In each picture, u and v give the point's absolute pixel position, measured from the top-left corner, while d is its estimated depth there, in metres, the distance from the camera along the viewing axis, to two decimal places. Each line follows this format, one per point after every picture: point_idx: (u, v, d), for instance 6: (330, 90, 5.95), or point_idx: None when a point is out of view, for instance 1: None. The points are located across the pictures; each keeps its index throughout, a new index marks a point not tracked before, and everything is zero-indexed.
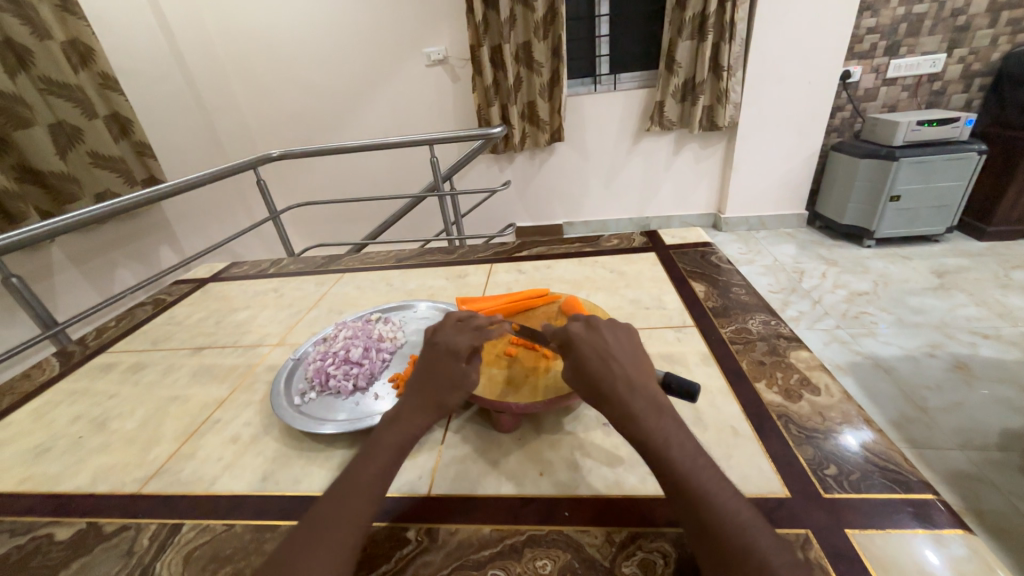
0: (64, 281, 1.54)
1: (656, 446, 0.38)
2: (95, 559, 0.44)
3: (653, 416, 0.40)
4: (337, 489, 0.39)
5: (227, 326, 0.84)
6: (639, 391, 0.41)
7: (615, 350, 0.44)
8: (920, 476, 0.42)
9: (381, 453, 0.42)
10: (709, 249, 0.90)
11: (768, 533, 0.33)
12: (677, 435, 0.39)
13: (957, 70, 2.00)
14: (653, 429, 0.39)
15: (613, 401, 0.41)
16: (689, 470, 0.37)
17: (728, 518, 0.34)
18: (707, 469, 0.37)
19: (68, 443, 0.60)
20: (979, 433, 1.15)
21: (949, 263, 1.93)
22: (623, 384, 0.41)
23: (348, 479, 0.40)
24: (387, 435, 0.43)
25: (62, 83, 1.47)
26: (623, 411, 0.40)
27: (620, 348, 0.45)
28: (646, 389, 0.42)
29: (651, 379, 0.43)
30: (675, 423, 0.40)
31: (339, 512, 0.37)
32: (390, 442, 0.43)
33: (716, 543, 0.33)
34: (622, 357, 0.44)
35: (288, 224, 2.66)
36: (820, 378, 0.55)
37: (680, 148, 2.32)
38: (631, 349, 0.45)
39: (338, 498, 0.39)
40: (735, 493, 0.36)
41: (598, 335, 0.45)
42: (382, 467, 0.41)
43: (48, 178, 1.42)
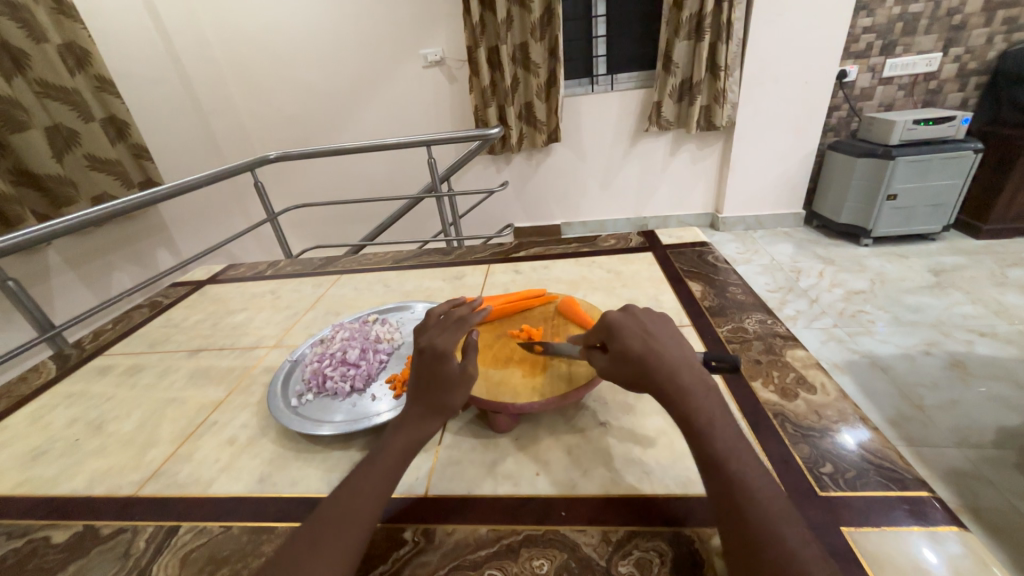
0: (61, 284, 1.53)
1: (699, 422, 0.39)
2: (90, 562, 0.43)
3: (698, 394, 0.40)
4: (343, 492, 0.40)
5: (224, 328, 0.84)
6: (685, 370, 0.42)
7: (659, 335, 0.45)
8: (916, 474, 0.42)
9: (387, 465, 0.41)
10: (706, 248, 0.90)
11: (796, 519, 0.33)
12: (719, 416, 0.39)
13: (953, 69, 2.01)
14: (698, 406, 0.40)
15: (659, 378, 0.42)
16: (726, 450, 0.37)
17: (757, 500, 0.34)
18: (745, 451, 0.37)
19: (65, 446, 0.60)
20: (975, 431, 1.15)
21: (946, 261, 1.93)
22: (668, 365, 0.42)
23: (354, 481, 0.40)
24: (394, 440, 0.43)
25: (58, 86, 1.47)
26: (669, 387, 0.41)
27: (662, 333, 0.46)
28: (693, 370, 0.42)
29: (695, 361, 0.44)
30: (718, 405, 0.40)
31: (345, 514, 0.38)
32: (398, 445, 0.43)
33: (743, 521, 0.33)
34: (667, 342, 0.44)
35: (285, 226, 2.65)
36: (816, 376, 0.56)
37: (677, 148, 2.33)
38: (671, 334, 0.46)
39: (345, 499, 0.39)
40: (771, 478, 0.36)
41: (642, 321, 0.47)
42: (389, 472, 0.41)
43: (45, 180, 1.41)
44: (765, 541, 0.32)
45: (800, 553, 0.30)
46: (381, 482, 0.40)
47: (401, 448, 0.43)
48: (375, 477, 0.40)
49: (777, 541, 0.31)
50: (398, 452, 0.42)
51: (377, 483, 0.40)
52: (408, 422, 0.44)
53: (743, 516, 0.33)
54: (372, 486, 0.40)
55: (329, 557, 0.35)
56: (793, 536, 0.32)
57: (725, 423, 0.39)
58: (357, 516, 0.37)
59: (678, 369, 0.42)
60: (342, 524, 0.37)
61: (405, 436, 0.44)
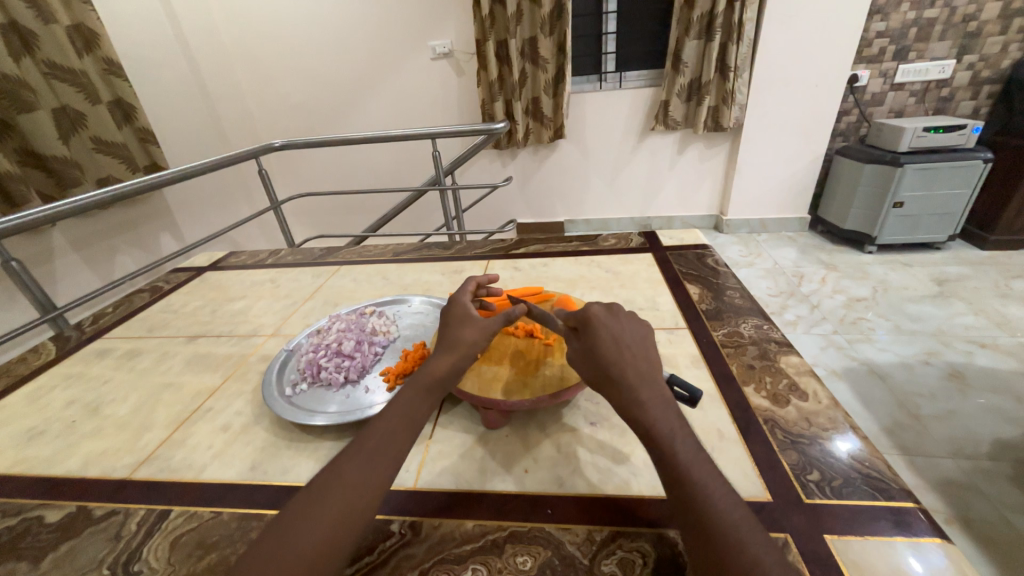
0: (64, 265, 1.54)
1: (659, 434, 0.39)
2: (83, 543, 0.44)
3: (658, 405, 0.40)
4: (369, 431, 0.42)
5: (222, 315, 0.85)
6: (647, 380, 0.42)
7: (632, 337, 0.45)
8: (902, 485, 0.42)
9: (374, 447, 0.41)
10: (706, 251, 0.90)
11: (756, 531, 0.33)
12: (681, 430, 0.39)
13: (966, 76, 1.98)
14: (658, 417, 0.40)
15: (621, 387, 0.42)
16: (688, 462, 0.37)
17: (718, 510, 0.34)
18: (704, 463, 0.37)
19: (62, 427, 0.61)
20: (971, 442, 1.15)
21: (950, 271, 1.92)
22: (634, 370, 0.42)
23: (379, 422, 0.43)
24: (418, 383, 0.46)
25: (66, 67, 1.47)
26: (631, 397, 0.41)
27: (632, 336, 0.45)
28: (653, 381, 0.42)
29: (659, 371, 0.44)
30: (677, 417, 0.40)
31: (371, 451, 0.40)
32: (420, 387, 0.45)
33: (705, 535, 0.33)
34: (636, 345, 0.44)
35: (289, 215, 2.66)
36: (808, 383, 0.56)
37: (684, 148, 2.31)
38: (641, 339, 0.46)
39: (370, 440, 0.41)
40: (732, 494, 0.36)
41: (615, 324, 0.46)
42: (411, 414, 0.44)
43: (51, 162, 1.42)
44: (725, 557, 0.32)
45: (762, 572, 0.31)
46: (405, 424, 0.43)
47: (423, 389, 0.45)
48: (399, 419, 0.43)
49: (735, 555, 0.32)
50: (420, 394, 0.45)
51: (401, 424, 0.43)
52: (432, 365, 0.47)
53: (704, 528, 0.34)
54: (396, 428, 0.42)
55: (356, 489, 0.38)
56: (752, 548, 0.32)
57: (685, 435, 0.39)
58: (381, 454, 0.40)
59: (640, 380, 0.42)
60: (369, 460, 0.40)
61: (427, 379, 0.46)
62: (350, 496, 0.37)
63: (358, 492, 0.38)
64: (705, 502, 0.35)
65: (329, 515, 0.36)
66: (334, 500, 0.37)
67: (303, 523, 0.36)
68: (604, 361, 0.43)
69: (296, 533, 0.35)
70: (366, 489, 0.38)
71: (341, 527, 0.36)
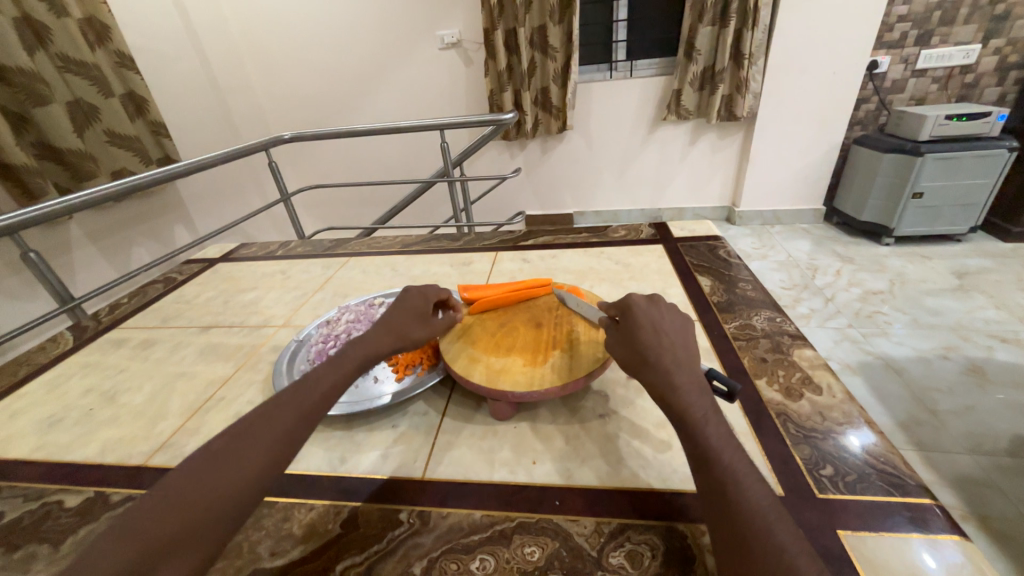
0: (82, 257, 1.58)
1: (692, 418, 0.39)
2: (99, 528, 0.45)
3: (692, 390, 0.40)
4: (286, 394, 0.43)
5: (234, 306, 0.85)
6: (684, 366, 0.42)
7: (669, 325, 0.46)
8: (918, 481, 0.41)
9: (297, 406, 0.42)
10: (718, 243, 0.88)
11: (786, 520, 0.32)
12: (714, 417, 0.39)
13: (992, 62, 1.91)
14: (693, 401, 0.40)
15: (653, 369, 0.43)
16: (718, 446, 0.37)
17: (745, 495, 0.34)
18: (736, 451, 0.37)
19: (80, 414, 0.62)
20: (989, 438, 1.12)
21: (971, 264, 1.87)
22: (668, 355, 0.43)
23: (299, 386, 0.44)
24: (349, 354, 0.48)
25: (79, 61, 1.48)
26: (664, 380, 0.41)
27: (672, 326, 0.46)
28: (691, 367, 0.43)
29: (697, 361, 0.44)
30: (712, 404, 0.40)
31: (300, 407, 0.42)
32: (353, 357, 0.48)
33: (730, 519, 0.33)
34: (673, 332, 0.45)
35: (299, 207, 2.67)
36: (823, 377, 0.54)
37: (696, 138, 2.27)
38: (682, 329, 0.46)
39: (286, 402, 0.42)
40: (762, 482, 0.35)
41: (654, 312, 0.47)
42: (338, 379, 0.45)
43: (67, 155, 1.44)
44: (750, 543, 0.31)
45: (787, 553, 0.30)
46: (330, 385, 0.45)
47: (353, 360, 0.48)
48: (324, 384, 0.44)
49: (758, 539, 0.31)
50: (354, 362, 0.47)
51: (325, 388, 0.44)
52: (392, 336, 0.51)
53: (729, 512, 0.33)
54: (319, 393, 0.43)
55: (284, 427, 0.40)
56: (778, 536, 0.31)
57: (719, 421, 0.39)
58: (298, 416, 0.41)
59: (677, 365, 0.42)
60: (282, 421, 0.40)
61: (366, 347, 0.49)
62: (263, 448, 0.38)
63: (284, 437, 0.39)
64: (732, 486, 0.34)
65: (239, 465, 0.36)
66: (238, 456, 0.37)
67: (204, 477, 0.35)
68: (641, 347, 0.44)
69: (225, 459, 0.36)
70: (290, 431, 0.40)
71: (252, 480, 0.36)
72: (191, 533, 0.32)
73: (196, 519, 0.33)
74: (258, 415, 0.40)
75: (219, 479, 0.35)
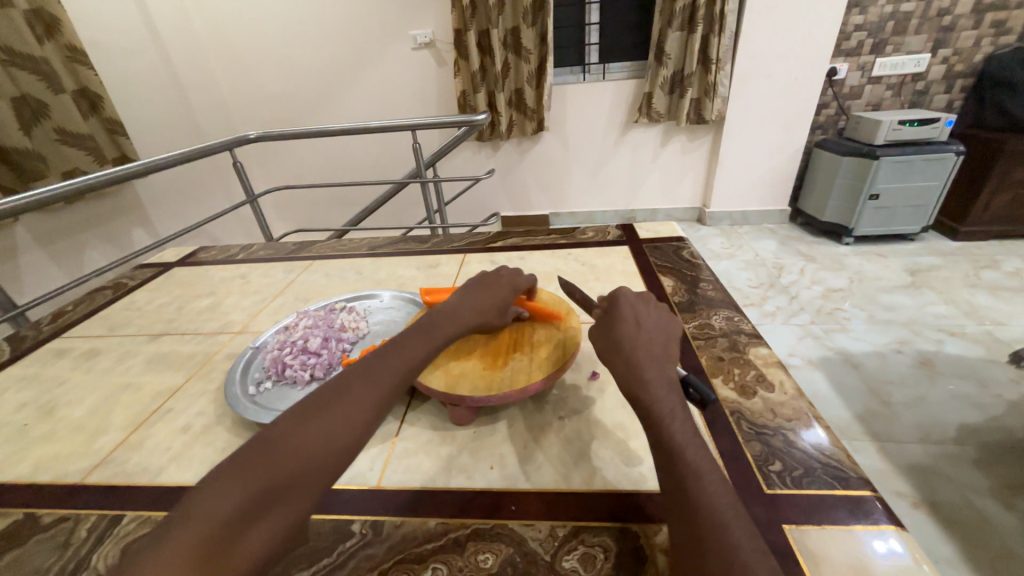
0: (29, 262, 1.49)
1: (658, 413, 0.39)
2: (28, 551, 0.43)
3: (662, 386, 0.41)
4: (365, 368, 0.42)
5: (189, 312, 0.82)
6: (656, 363, 0.43)
7: (648, 324, 0.48)
8: (860, 474, 0.43)
9: (364, 393, 0.40)
10: (682, 244, 0.90)
11: (741, 515, 0.32)
12: (681, 412, 0.39)
13: (940, 70, 2.02)
14: (660, 397, 0.40)
15: (626, 366, 0.44)
16: (682, 441, 0.37)
17: (704, 488, 0.34)
18: (699, 445, 0.37)
19: (13, 430, 0.58)
20: (939, 427, 1.18)
21: (923, 262, 1.97)
22: (642, 352, 0.44)
23: (377, 364, 0.43)
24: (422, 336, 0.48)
25: (25, 54, 1.40)
26: (634, 377, 0.43)
27: (655, 324, 0.48)
28: (663, 364, 0.43)
29: (674, 360, 0.45)
30: (680, 401, 0.41)
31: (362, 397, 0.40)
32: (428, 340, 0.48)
33: (686, 511, 0.33)
34: (650, 330, 0.47)
35: (268, 208, 2.59)
36: (776, 374, 0.56)
37: (667, 140, 2.31)
38: (663, 327, 0.48)
39: (363, 382, 0.41)
40: (723, 479, 0.35)
41: (634, 312, 0.49)
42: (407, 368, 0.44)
43: (11, 154, 1.37)
44: (705, 535, 0.32)
45: (737, 548, 0.30)
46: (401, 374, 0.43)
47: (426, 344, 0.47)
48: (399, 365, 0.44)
49: (713, 531, 0.32)
50: (428, 344, 0.47)
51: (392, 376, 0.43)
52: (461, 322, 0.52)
53: (687, 505, 0.34)
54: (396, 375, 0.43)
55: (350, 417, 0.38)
56: (731, 529, 0.31)
57: (685, 417, 0.39)
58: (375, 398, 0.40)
59: (648, 361, 0.43)
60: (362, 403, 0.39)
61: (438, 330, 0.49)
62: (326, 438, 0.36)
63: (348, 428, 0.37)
64: (691, 478, 0.35)
65: (300, 452, 0.35)
66: (301, 442, 0.35)
67: (280, 451, 0.34)
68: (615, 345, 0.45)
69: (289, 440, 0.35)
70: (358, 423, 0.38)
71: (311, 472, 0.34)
72: (258, 515, 0.31)
73: (262, 502, 0.32)
74: (335, 389, 0.40)
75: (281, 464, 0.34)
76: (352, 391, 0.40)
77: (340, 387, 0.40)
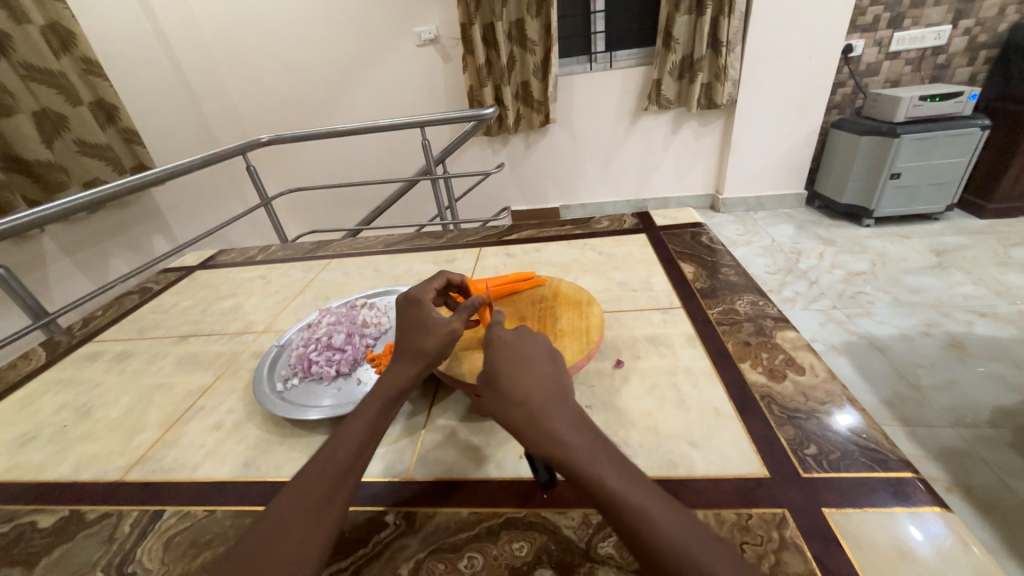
0: (58, 271, 1.53)
1: (583, 467, 0.34)
2: (76, 546, 0.44)
3: (576, 426, 0.37)
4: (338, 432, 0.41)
5: (214, 313, 0.84)
6: (558, 403, 0.38)
7: (534, 351, 0.42)
8: (900, 456, 0.42)
9: (343, 451, 0.39)
10: (700, 229, 0.89)
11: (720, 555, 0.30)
12: (605, 452, 0.35)
13: (962, 42, 1.95)
14: (579, 445, 0.35)
15: (527, 417, 0.37)
16: (630, 481, 0.33)
17: (675, 536, 0.30)
18: (645, 487, 0.33)
19: (53, 431, 0.60)
20: (970, 410, 1.15)
21: (949, 241, 1.91)
22: (541, 393, 0.39)
23: (341, 430, 0.41)
24: (368, 398, 0.44)
25: (43, 68, 1.43)
26: (542, 432, 0.36)
27: (535, 353, 0.42)
28: (566, 402, 0.38)
29: (568, 392, 0.40)
30: (600, 439, 0.36)
31: (340, 458, 0.39)
32: (375, 398, 0.44)
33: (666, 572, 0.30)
34: (538, 360, 0.42)
35: (281, 211, 2.63)
36: (805, 358, 0.55)
37: (678, 127, 2.28)
38: (541, 355, 0.42)
39: (305, 480, 0.38)
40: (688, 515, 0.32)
41: (513, 340, 0.43)
42: (378, 412, 0.43)
43: (34, 166, 1.40)
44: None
45: None
46: (371, 420, 0.42)
47: (377, 402, 0.43)
48: (348, 442, 0.40)
49: None
50: (379, 402, 0.43)
51: (363, 426, 0.41)
52: (432, 324, 0.48)
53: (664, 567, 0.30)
54: (343, 455, 0.39)
55: (329, 479, 0.38)
56: None
57: (613, 458, 0.35)
58: (322, 490, 0.37)
59: (551, 404, 0.38)
60: (307, 504, 0.36)
61: (398, 372, 0.46)
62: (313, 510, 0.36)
63: (328, 489, 0.37)
64: (652, 535, 0.30)
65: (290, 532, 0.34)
66: (288, 523, 0.35)
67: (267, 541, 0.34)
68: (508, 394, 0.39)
69: (274, 529, 0.35)
70: (340, 482, 0.38)
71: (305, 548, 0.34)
72: None
73: None
74: (302, 475, 0.38)
75: (272, 553, 0.33)
76: (329, 454, 0.39)
77: (284, 495, 0.37)
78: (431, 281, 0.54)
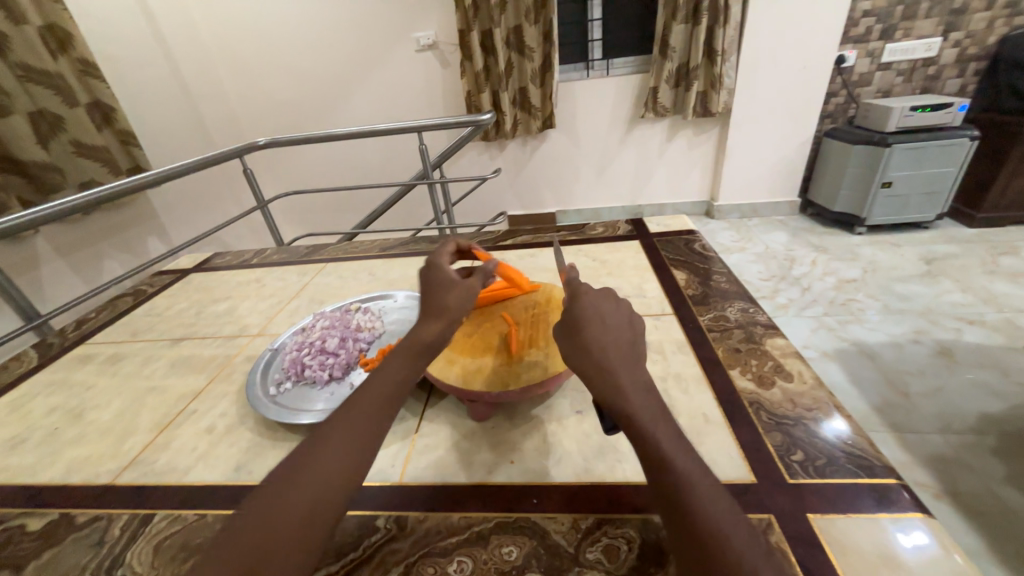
0: (49, 271, 1.52)
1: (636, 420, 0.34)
2: (65, 549, 0.44)
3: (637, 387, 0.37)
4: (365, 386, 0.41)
5: (207, 317, 0.84)
6: (627, 363, 0.38)
7: (608, 309, 0.42)
8: (885, 463, 0.42)
9: (369, 403, 0.39)
10: (694, 236, 0.89)
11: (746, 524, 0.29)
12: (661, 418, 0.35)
13: (952, 54, 1.98)
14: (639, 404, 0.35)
15: (593, 363, 0.38)
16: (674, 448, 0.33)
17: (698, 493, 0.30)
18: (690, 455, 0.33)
19: (44, 434, 0.60)
20: (958, 416, 1.16)
21: (938, 250, 1.93)
22: (611, 349, 0.39)
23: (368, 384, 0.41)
24: (396, 355, 0.44)
25: (45, 71, 1.44)
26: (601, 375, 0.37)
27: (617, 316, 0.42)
28: (635, 365, 0.38)
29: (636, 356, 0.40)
30: (658, 405, 0.36)
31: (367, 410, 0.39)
32: (402, 354, 0.44)
33: (687, 526, 0.30)
34: (613, 321, 0.41)
35: (278, 213, 2.62)
36: (794, 364, 0.56)
37: (673, 135, 2.30)
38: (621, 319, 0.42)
39: (333, 425, 0.38)
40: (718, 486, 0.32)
41: (598, 301, 0.43)
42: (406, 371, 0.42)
43: (30, 167, 1.40)
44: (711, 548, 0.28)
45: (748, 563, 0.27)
46: (399, 377, 0.42)
47: (407, 358, 0.43)
48: (377, 395, 0.40)
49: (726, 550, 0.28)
50: (409, 358, 0.43)
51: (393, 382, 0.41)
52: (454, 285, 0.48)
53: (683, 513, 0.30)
54: (369, 408, 0.39)
55: (356, 430, 0.37)
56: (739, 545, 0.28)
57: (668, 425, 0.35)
58: (352, 437, 0.37)
59: (619, 362, 0.38)
60: (337, 449, 0.36)
61: (429, 329, 0.45)
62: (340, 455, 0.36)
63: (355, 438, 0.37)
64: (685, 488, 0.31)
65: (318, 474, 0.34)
66: (316, 465, 0.35)
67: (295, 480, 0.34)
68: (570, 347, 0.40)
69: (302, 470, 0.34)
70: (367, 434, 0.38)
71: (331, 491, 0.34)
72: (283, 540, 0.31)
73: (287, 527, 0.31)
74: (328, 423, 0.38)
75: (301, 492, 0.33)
76: (358, 405, 0.39)
77: (312, 438, 0.37)
78: (444, 247, 0.55)
